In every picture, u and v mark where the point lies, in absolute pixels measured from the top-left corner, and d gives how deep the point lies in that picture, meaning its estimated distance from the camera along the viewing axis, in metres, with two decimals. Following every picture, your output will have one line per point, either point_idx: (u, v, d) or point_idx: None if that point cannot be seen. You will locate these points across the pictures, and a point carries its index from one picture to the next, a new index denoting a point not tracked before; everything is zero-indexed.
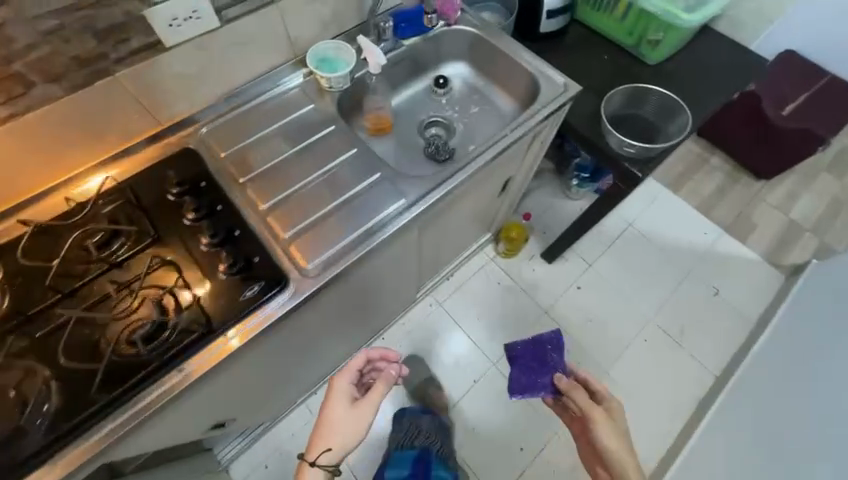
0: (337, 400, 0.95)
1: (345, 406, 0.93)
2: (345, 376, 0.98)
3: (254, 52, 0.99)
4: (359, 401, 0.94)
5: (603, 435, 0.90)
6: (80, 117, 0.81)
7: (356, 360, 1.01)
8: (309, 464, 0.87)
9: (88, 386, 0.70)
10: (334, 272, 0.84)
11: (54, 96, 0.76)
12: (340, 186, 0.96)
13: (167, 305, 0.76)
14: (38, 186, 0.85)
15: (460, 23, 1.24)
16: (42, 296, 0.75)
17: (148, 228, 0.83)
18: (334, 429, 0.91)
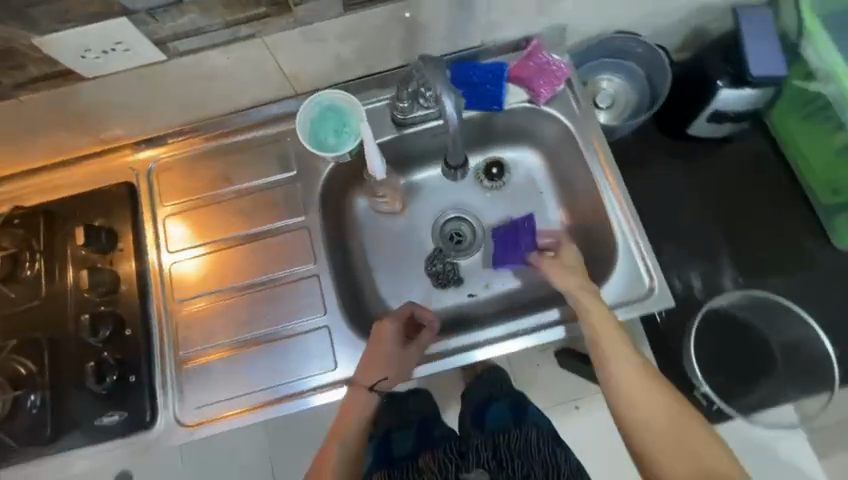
0: (386, 347, 0.70)
1: (391, 366, 0.70)
2: (383, 338, 0.71)
3: (230, 87, 0.71)
4: (400, 362, 0.70)
5: (628, 380, 0.65)
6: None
7: (402, 314, 0.73)
8: (363, 397, 0.70)
9: None
10: (213, 431, 0.69)
11: None
12: (274, 309, 0.75)
13: (18, 396, 0.66)
14: None
15: (553, 104, 0.81)
16: None
17: (41, 287, 0.71)
18: (386, 363, 0.70)
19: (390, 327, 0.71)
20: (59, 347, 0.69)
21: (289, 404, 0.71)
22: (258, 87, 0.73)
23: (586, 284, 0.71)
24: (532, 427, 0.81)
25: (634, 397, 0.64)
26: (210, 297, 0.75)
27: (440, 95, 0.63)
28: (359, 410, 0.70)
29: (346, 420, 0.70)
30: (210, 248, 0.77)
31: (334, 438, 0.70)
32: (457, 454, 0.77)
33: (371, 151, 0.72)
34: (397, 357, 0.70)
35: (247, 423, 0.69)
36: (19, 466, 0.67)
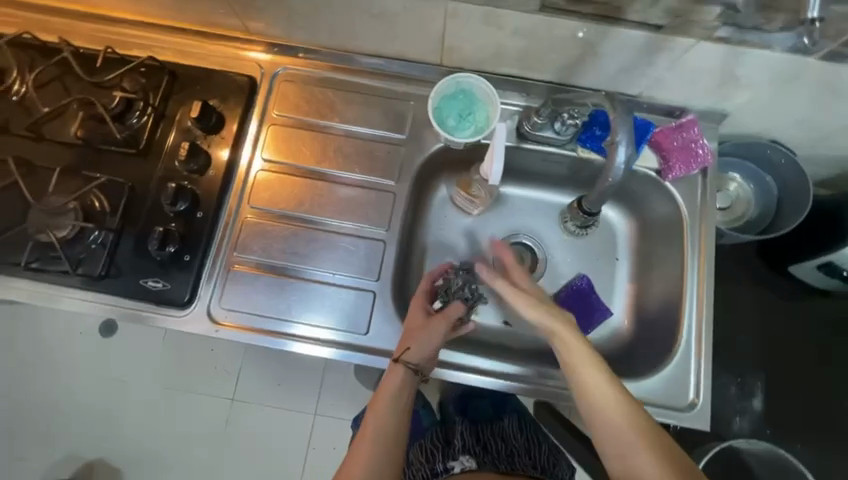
0: (414, 313, 0.70)
1: (428, 337, 0.68)
2: (415, 303, 0.71)
3: (384, 35, 0.72)
4: (435, 332, 0.68)
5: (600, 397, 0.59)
6: None
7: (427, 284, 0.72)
8: (392, 373, 0.67)
9: None
10: (232, 336, 0.71)
11: None
12: (328, 254, 0.75)
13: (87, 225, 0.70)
14: (117, 16, 0.79)
15: (678, 183, 0.77)
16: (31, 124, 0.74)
17: (140, 138, 0.74)
18: (416, 332, 0.68)
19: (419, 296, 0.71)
20: (135, 200, 0.72)
21: (307, 347, 0.72)
22: (410, 45, 0.73)
23: (539, 300, 0.66)
24: (512, 412, 0.91)
25: (614, 418, 0.58)
26: (267, 216, 0.76)
27: (615, 141, 0.60)
28: (393, 393, 0.66)
29: (379, 406, 0.65)
30: (276, 169, 0.77)
31: (367, 432, 0.63)
32: (443, 442, 0.86)
33: (496, 155, 0.71)
34: (436, 323, 0.68)
35: (264, 344, 0.71)
36: (60, 287, 0.70)
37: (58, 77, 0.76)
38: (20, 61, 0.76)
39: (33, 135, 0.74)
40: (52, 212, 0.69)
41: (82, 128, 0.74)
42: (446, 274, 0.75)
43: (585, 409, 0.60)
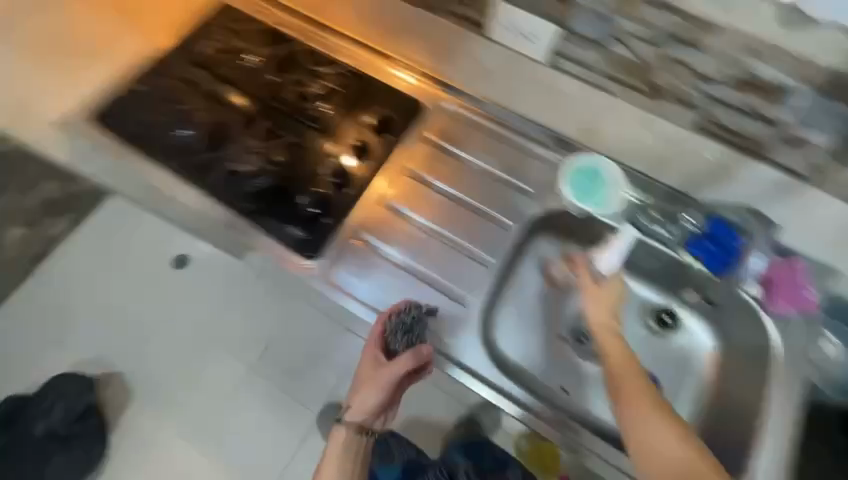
0: (356, 380, 0.79)
1: (369, 395, 0.77)
2: (366, 357, 0.77)
3: (546, 105, 0.86)
4: (377, 389, 0.77)
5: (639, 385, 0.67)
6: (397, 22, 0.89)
7: (373, 339, 0.77)
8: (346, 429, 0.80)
9: (197, 151, 0.88)
10: (336, 297, 0.81)
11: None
12: (436, 260, 0.84)
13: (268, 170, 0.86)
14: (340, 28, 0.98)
15: (778, 318, 0.78)
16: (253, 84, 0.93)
17: (327, 120, 0.91)
18: (358, 395, 0.78)
19: (368, 350, 0.77)
20: (299, 163, 0.88)
21: (393, 332, 0.79)
22: (565, 119, 0.85)
23: (610, 309, 0.75)
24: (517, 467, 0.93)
25: (650, 420, 0.64)
26: (381, 210, 0.86)
27: None
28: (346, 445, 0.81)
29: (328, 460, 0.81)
30: (397, 172, 0.89)
31: None
32: None
33: (614, 248, 0.78)
34: (373, 388, 0.77)
35: (359, 314, 0.80)
36: (222, 210, 0.84)
37: (283, 58, 0.96)
38: (261, 38, 0.97)
39: (239, 88, 0.93)
40: (242, 151, 0.87)
41: (288, 99, 0.92)
42: (395, 317, 0.76)
43: (627, 418, 0.66)
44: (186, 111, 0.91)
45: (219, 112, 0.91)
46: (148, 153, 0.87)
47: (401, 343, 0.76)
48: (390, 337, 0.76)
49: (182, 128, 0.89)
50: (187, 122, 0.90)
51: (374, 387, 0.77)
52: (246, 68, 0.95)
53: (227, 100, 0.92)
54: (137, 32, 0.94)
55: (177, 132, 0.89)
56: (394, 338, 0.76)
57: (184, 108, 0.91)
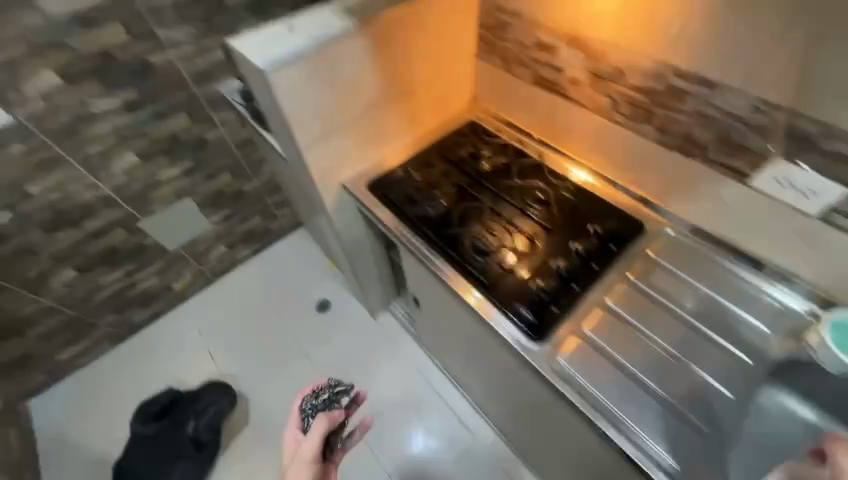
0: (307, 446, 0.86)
1: (294, 470, 0.85)
2: (289, 442, 0.92)
3: (802, 253, 0.83)
4: (304, 463, 0.85)
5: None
6: (634, 154, 1.00)
7: (293, 431, 0.93)
8: None
9: (444, 225, 1.05)
10: (563, 387, 0.83)
11: (642, 134, 0.95)
12: (664, 376, 0.84)
13: (502, 253, 0.99)
14: (569, 150, 1.15)
15: None
16: (494, 182, 1.13)
17: (556, 221, 1.02)
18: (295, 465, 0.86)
19: (291, 435, 0.93)
20: (533, 251, 0.98)
21: (620, 441, 0.78)
22: (825, 272, 0.82)
23: None
24: None
25: None
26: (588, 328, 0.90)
27: None
28: None
29: None
30: (617, 281, 0.95)
31: None
32: None
33: None
34: (294, 461, 0.86)
35: (586, 411, 0.80)
36: (459, 277, 0.97)
37: (520, 167, 1.15)
38: (503, 150, 1.19)
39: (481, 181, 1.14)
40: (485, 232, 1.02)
41: (522, 198, 1.08)
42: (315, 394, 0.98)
43: None
44: (438, 192, 1.12)
45: (463, 198, 1.10)
46: (406, 220, 1.08)
47: (307, 425, 0.93)
48: (304, 413, 0.95)
49: (433, 202, 1.10)
50: (438, 200, 1.10)
51: (288, 446, 0.92)
52: (489, 169, 1.16)
53: (471, 189, 1.12)
54: (407, 122, 1.20)
55: (430, 207, 1.09)
56: (309, 416, 0.94)
57: (436, 190, 1.13)
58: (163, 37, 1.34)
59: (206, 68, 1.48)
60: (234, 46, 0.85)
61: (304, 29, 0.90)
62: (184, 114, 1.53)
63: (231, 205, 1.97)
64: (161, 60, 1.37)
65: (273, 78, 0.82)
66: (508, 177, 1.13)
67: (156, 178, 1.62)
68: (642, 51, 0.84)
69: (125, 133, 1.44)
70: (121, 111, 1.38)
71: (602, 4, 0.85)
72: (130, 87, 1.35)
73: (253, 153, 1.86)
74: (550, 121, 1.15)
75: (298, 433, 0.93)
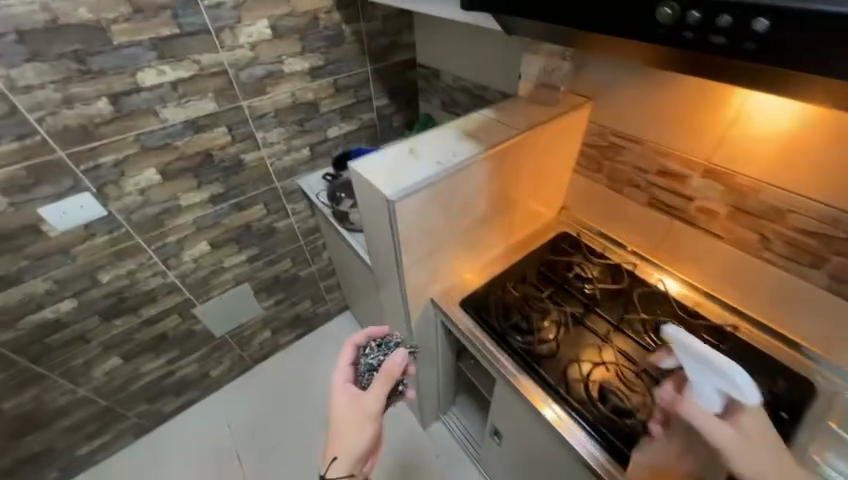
0: (345, 402, 0.84)
1: (344, 408, 0.83)
2: (343, 393, 0.86)
3: None
4: (364, 414, 0.82)
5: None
6: (787, 295, 0.87)
7: (347, 370, 0.91)
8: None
9: (557, 365, 0.90)
10: None
11: (803, 278, 0.82)
12: None
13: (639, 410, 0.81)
14: (692, 277, 1.03)
15: None
16: (607, 310, 0.99)
17: None
18: (339, 435, 0.80)
19: (344, 372, 0.91)
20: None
21: None
22: None
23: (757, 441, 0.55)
24: None
25: None
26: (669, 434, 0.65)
27: None
28: None
29: None
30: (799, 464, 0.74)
31: None
32: None
33: None
34: (349, 397, 0.85)
35: None
36: (586, 440, 0.80)
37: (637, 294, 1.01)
38: (612, 271, 1.08)
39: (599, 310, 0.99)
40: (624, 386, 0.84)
41: (648, 334, 0.93)
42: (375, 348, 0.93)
43: None
44: (544, 318, 0.98)
45: (574, 328, 0.96)
46: (510, 351, 0.93)
47: (367, 379, 0.89)
48: (359, 372, 0.90)
49: (543, 334, 0.95)
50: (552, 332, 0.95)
51: (344, 389, 0.86)
52: (598, 292, 1.03)
53: (581, 317, 0.98)
54: (504, 233, 1.13)
55: (536, 338, 0.95)
56: (366, 367, 0.90)
57: (541, 315, 0.99)
58: (260, 138, 1.38)
59: (291, 164, 1.52)
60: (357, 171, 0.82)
61: (427, 153, 0.85)
62: (262, 205, 1.53)
63: (285, 290, 1.89)
64: (254, 157, 1.40)
65: (396, 209, 0.77)
66: (624, 306, 0.99)
67: (221, 265, 1.57)
68: (808, 196, 0.75)
69: (202, 223, 1.41)
70: (206, 204, 1.38)
71: (756, 145, 0.77)
72: (218, 182, 1.36)
73: (316, 239, 1.83)
74: (668, 245, 1.05)
75: (360, 393, 0.85)
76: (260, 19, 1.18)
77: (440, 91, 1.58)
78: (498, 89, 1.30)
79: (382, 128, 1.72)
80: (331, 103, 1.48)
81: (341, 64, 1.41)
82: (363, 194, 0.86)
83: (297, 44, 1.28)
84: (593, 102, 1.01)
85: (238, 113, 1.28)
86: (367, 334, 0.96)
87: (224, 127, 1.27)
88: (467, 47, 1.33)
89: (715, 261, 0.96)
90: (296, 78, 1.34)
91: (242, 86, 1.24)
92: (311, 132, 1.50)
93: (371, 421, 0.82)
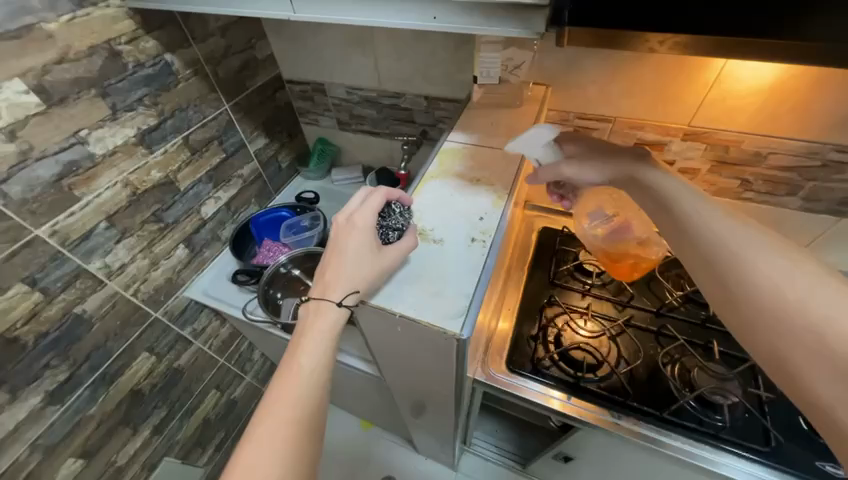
0: (352, 245, 0.54)
1: (363, 262, 0.53)
2: (347, 240, 0.55)
3: None
4: (379, 275, 0.54)
5: (745, 243, 0.46)
6: (767, 223, 0.94)
7: (373, 205, 0.58)
8: (318, 320, 0.53)
9: (638, 384, 0.82)
10: None
11: (780, 204, 0.89)
12: None
13: (733, 390, 0.77)
14: None
15: None
16: (638, 298, 0.94)
17: None
18: (346, 275, 0.53)
19: (367, 209, 0.58)
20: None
21: None
22: None
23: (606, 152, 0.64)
24: None
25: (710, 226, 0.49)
26: (583, 218, 0.83)
27: None
28: (313, 342, 0.52)
29: (300, 348, 0.52)
30: None
31: (289, 389, 0.49)
32: None
33: None
34: (362, 242, 0.54)
35: None
36: (711, 449, 0.73)
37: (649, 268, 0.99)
38: None
39: (637, 303, 0.93)
40: (718, 378, 0.79)
41: (681, 305, 0.91)
42: (393, 205, 0.60)
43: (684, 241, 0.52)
44: (594, 339, 0.88)
45: (625, 333, 0.88)
46: (590, 396, 0.80)
47: (401, 222, 0.58)
48: (386, 213, 0.58)
49: (606, 357, 0.85)
50: (618, 353, 0.86)
51: (367, 230, 0.55)
52: (618, 283, 0.97)
53: (622, 317, 0.91)
54: (508, 258, 0.95)
55: (604, 366, 0.84)
56: (394, 211, 0.59)
57: (590, 337, 0.88)
58: (99, 269, 0.83)
59: (166, 278, 0.99)
60: (385, 311, 0.53)
61: (448, 232, 0.60)
62: (145, 355, 0.98)
63: (224, 427, 1.35)
64: (99, 301, 0.84)
65: (467, 346, 0.52)
66: (646, 285, 0.96)
67: (115, 468, 0.98)
68: (787, 136, 0.77)
69: (50, 441, 0.82)
70: (42, 412, 0.79)
71: (735, 101, 0.76)
72: (49, 370, 0.78)
73: (240, 346, 1.33)
74: None
75: (377, 245, 0.55)
76: (4, 81, 0.63)
77: (331, 109, 1.23)
78: (417, 93, 1.05)
79: (271, 176, 1.27)
80: (191, 172, 0.99)
81: (185, 111, 0.93)
82: (389, 328, 0.58)
83: (98, 104, 0.76)
84: (553, 90, 0.88)
85: (37, 251, 0.72)
86: (394, 193, 0.61)
87: (22, 284, 0.70)
88: (359, 49, 1.01)
89: None
90: (121, 156, 0.82)
91: (24, 207, 0.68)
92: (179, 223, 0.99)
93: None
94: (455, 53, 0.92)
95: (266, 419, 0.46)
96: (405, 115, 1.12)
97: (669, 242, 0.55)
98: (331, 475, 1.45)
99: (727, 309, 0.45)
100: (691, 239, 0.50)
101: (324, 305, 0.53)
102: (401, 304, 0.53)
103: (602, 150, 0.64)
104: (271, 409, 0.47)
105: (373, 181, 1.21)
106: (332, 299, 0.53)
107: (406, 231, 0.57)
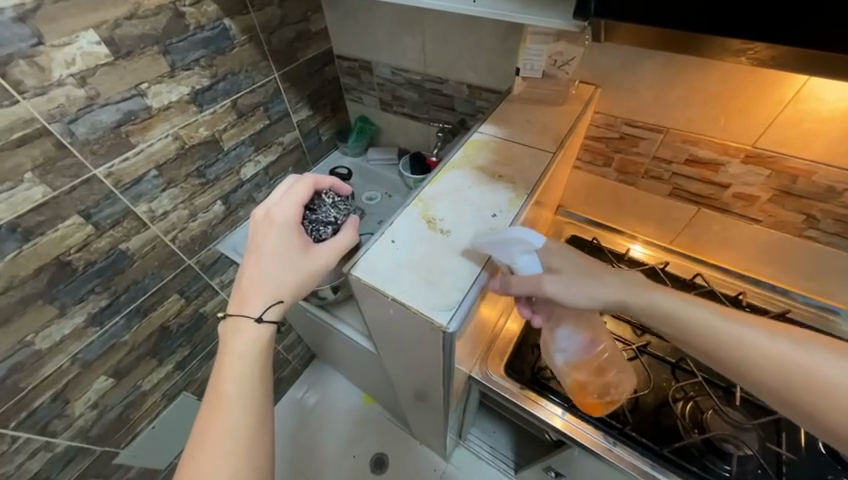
0: (273, 244, 0.58)
1: (288, 261, 0.57)
2: (268, 238, 0.58)
3: None
4: (305, 273, 0.58)
5: (738, 330, 0.49)
6: (829, 269, 0.83)
7: (297, 202, 0.61)
8: (243, 343, 0.55)
9: (640, 414, 0.77)
10: None
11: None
12: None
13: (748, 441, 0.71)
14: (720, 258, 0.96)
15: None
16: None
17: None
18: (269, 277, 0.57)
19: (285, 203, 0.61)
20: (802, 434, 0.72)
21: None
22: None
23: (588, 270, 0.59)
24: None
25: (702, 318, 0.52)
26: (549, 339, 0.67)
27: None
28: (237, 367, 0.53)
29: (223, 376, 0.52)
30: None
31: (218, 420, 0.49)
32: None
33: None
34: (285, 234, 0.59)
35: None
36: None
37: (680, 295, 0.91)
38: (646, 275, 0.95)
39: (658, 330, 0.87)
40: (734, 425, 0.72)
41: None
42: (318, 203, 0.64)
43: (689, 335, 0.52)
44: None
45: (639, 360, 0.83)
46: (588, 417, 0.77)
47: (328, 221, 0.63)
48: (311, 211, 0.63)
49: None
50: None
51: (293, 228, 0.59)
52: None
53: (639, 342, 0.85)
54: None
55: None
56: (324, 202, 0.64)
57: None
58: (144, 213, 0.91)
59: (202, 229, 1.07)
60: (380, 292, 0.54)
61: (457, 225, 0.59)
62: (176, 296, 1.07)
63: None
64: (142, 241, 0.93)
65: (454, 339, 0.52)
66: None
67: (140, 392, 1.10)
68: None
69: (88, 356, 0.92)
70: (84, 331, 0.89)
71: (813, 126, 0.67)
72: (93, 295, 0.87)
73: None
74: (700, 235, 0.96)
75: (308, 240, 0.60)
76: (81, 31, 0.70)
77: (374, 88, 1.23)
78: (460, 80, 1.02)
79: (310, 147, 1.31)
80: (235, 134, 1.04)
81: (237, 77, 0.99)
82: (384, 308, 0.59)
83: (159, 61, 0.82)
84: (602, 91, 0.82)
85: (93, 189, 0.80)
86: (315, 189, 0.65)
87: (78, 216, 0.79)
88: (408, 30, 1.00)
89: (749, 241, 0.90)
90: (174, 112, 0.88)
91: (86, 147, 0.76)
92: (219, 181, 1.06)
93: (375, 267, 0.56)
94: (503, 42, 0.88)
95: (201, 449, 0.48)
96: (445, 102, 1.10)
97: (676, 340, 0.55)
98: (329, 438, 1.52)
99: (773, 396, 0.47)
100: (720, 348, 0.50)
101: (245, 323, 0.55)
102: (398, 288, 0.54)
103: (580, 260, 0.61)
104: (204, 442, 0.48)
105: (406, 165, 1.21)
106: (252, 313, 0.55)
107: (332, 230, 0.63)
